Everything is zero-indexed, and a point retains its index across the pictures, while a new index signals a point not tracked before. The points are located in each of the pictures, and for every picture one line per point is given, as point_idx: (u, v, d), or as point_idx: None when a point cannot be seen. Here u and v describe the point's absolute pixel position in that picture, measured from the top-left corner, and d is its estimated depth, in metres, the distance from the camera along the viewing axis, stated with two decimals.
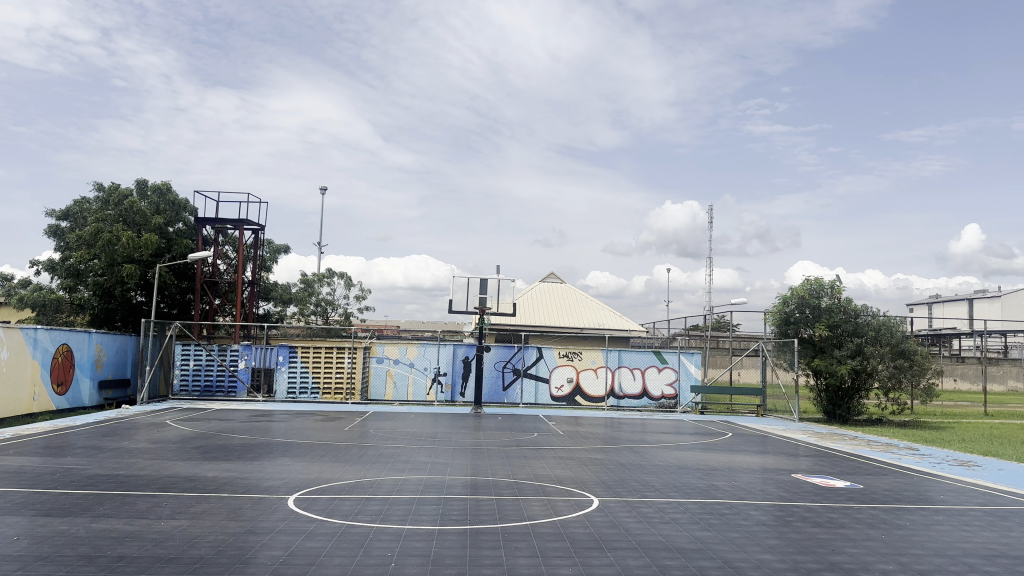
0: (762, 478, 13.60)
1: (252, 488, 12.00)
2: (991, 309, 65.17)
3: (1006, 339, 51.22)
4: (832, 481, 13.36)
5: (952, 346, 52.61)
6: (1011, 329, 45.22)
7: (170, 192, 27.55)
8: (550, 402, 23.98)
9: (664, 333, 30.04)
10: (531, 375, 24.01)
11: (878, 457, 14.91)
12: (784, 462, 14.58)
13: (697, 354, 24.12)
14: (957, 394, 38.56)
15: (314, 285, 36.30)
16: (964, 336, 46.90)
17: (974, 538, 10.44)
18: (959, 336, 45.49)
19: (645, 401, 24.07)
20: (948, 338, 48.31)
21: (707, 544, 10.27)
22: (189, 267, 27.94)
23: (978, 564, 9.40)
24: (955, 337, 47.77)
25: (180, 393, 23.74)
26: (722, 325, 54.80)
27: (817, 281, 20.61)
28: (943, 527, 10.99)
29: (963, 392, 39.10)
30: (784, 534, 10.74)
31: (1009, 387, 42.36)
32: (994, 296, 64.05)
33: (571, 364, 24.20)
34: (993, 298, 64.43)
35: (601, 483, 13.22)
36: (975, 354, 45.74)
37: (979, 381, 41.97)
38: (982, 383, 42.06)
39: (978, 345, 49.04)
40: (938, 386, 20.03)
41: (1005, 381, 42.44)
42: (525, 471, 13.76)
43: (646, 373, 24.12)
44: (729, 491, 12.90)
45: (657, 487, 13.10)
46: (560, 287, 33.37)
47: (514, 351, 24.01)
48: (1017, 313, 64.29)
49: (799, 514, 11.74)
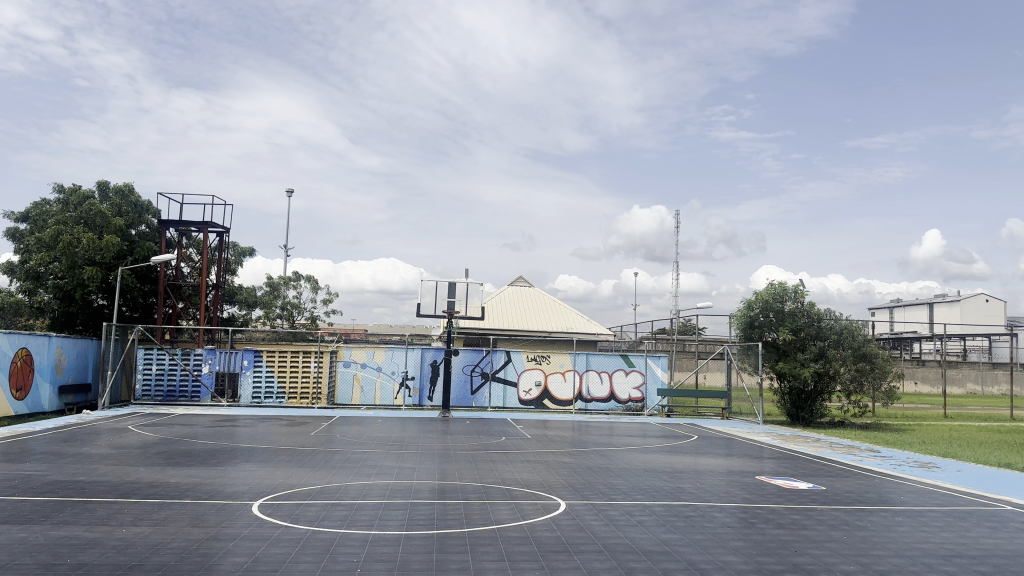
0: (727, 481, 13.75)
1: (215, 494, 11.86)
2: (951, 313, 66.68)
3: (965, 343, 52.37)
4: (795, 482, 13.54)
5: (912, 349, 53.67)
6: (969, 333, 46.26)
7: (133, 193, 27.20)
8: (518, 405, 24.00)
9: (632, 336, 30.29)
10: (500, 379, 24.02)
11: (840, 458, 15.15)
12: (748, 464, 14.76)
13: (664, 358, 24.28)
14: (917, 396, 39.46)
15: (280, 289, 35.97)
16: (923, 340, 47.89)
17: (933, 539, 10.64)
18: (919, 339, 46.45)
19: (613, 404, 24.20)
20: (909, 341, 49.26)
21: (671, 546, 10.36)
22: (152, 270, 27.57)
23: (937, 564, 9.59)
24: (916, 340, 48.73)
25: (143, 398, 23.39)
26: (690, 328, 55.34)
27: (781, 285, 20.85)
28: (903, 528, 11.19)
29: (923, 395, 39.93)
30: (748, 536, 10.87)
31: (969, 389, 43.32)
32: (954, 300, 65.50)
33: (539, 368, 24.26)
34: (952, 301, 65.83)
35: (568, 486, 13.26)
36: (936, 356, 46.68)
37: (939, 384, 42.85)
38: (942, 386, 42.95)
39: (937, 348, 50.14)
40: (898, 389, 20.43)
41: (965, 384, 43.39)
42: (492, 475, 13.75)
43: (614, 377, 24.22)
44: (694, 493, 13.02)
45: (623, 490, 13.17)
46: (528, 291, 33.49)
47: (482, 355, 24.00)
48: (976, 317, 65.81)
49: (763, 516, 11.88)
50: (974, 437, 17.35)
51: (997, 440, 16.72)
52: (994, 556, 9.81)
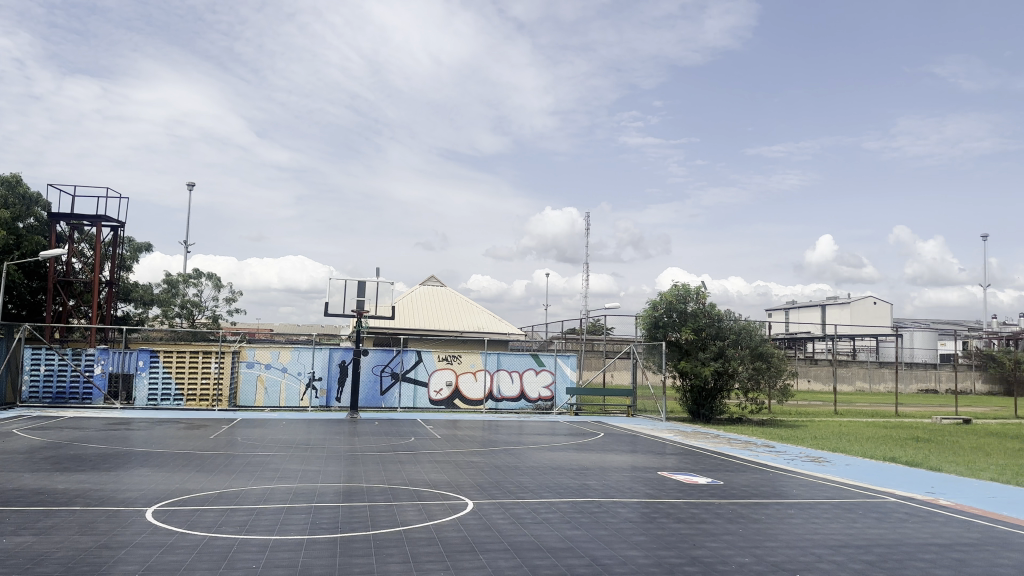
0: (631, 477, 14.11)
1: (107, 501, 11.32)
2: (841, 315, 70.54)
3: (853, 343, 55.49)
4: (695, 477, 14.04)
5: (806, 349, 56.34)
6: (857, 334, 49.06)
7: (20, 184, 25.63)
8: (428, 405, 23.90)
9: (541, 336, 30.77)
10: (410, 379, 23.86)
11: (738, 453, 15.80)
12: (652, 461, 15.19)
13: (573, 357, 24.69)
14: (809, 394, 41.42)
15: (179, 286, 34.62)
16: (816, 340, 50.47)
17: (822, 530, 11.23)
18: (812, 340, 48.83)
19: (523, 403, 24.43)
20: (802, 342, 51.82)
21: (576, 542, 10.56)
22: (41, 265, 26.03)
23: (825, 554, 10.12)
24: (809, 341, 51.31)
25: (30, 400, 22.09)
26: (599, 328, 56.46)
27: (684, 286, 21.52)
28: (795, 520, 11.76)
29: (815, 393, 42.10)
30: (649, 530, 11.20)
31: (857, 387, 45.90)
32: (844, 302, 69.25)
33: (449, 368, 24.19)
34: (843, 304, 69.58)
35: (476, 486, 13.32)
36: (827, 355, 49.29)
37: (830, 382, 45.25)
38: (832, 384, 45.38)
39: (827, 348, 52.93)
40: (791, 386, 21.42)
41: (853, 382, 45.97)
42: (400, 476, 13.67)
43: (524, 376, 24.48)
44: (599, 490, 13.30)
45: (530, 488, 13.33)
46: (439, 289, 33.46)
47: (392, 355, 23.74)
48: (864, 318, 69.84)
49: (665, 510, 12.26)
50: (860, 431, 18.39)
51: (882, 435, 17.79)
52: (877, 546, 10.43)
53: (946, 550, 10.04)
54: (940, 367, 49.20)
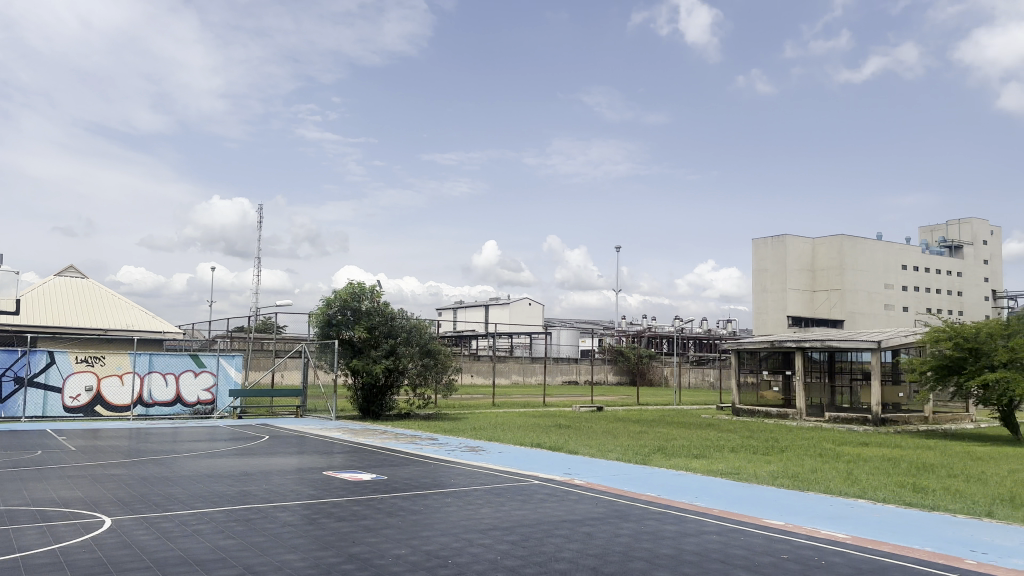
0: (295, 479, 13.73)
1: None
2: (502, 315, 76.62)
3: (511, 340, 60.58)
4: (360, 474, 14.14)
5: (473, 346, 60.01)
6: (514, 332, 53.71)
7: None
8: (62, 414, 20.95)
9: (200, 335, 28.74)
10: (37, 384, 20.64)
11: (403, 448, 16.29)
12: (318, 461, 14.96)
13: (238, 357, 23.51)
14: (470, 389, 44.22)
15: None
16: (478, 337, 54.19)
17: (474, 515, 11.98)
18: (476, 337, 52.22)
19: (179, 408, 22.69)
20: (466, 340, 55.21)
21: (228, 553, 9.89)
22: None
23: (475, 538, 10.74)
24: (473, 338, 54.87)
25: None
26: (267, 326, 54.15)
27: (359, 285, 21.60)
28: (451, 508, 12.40)
29: (475, 387, 45.19)
30: (309, 532, 10.95)
31: (513, 379, 50.22)
32: (505, 303, 75.14)
33: (90, 371, 21.45)
34: (504, 304, 75.49)
35: (115, 501, 11.90)
36: (488, 352, 53.16)
37: (489, 376, 48.83)
38: (491, 378, 49.04)
39: (489, 345, 57.07)
40: (456, 381, 22.65)
41: (510, 375, 50.21)
42: (17, 496, 11.67)
43: (181, 379, 22.65)
44: (260, 495, 12.73)
45: (181, 499, 12.28)
46: (79, 283, 29.49)
47: (15, 356, 20.26)
48: (523, 317, 76.78)
49: (327, 510, 12.11)
50: (511, 420, 20.19)
51: (529, 424, 19.71)
52: (521, 525, 11.35)
53: (578, 525, 10.96)
54: (580, 363, 55.76)
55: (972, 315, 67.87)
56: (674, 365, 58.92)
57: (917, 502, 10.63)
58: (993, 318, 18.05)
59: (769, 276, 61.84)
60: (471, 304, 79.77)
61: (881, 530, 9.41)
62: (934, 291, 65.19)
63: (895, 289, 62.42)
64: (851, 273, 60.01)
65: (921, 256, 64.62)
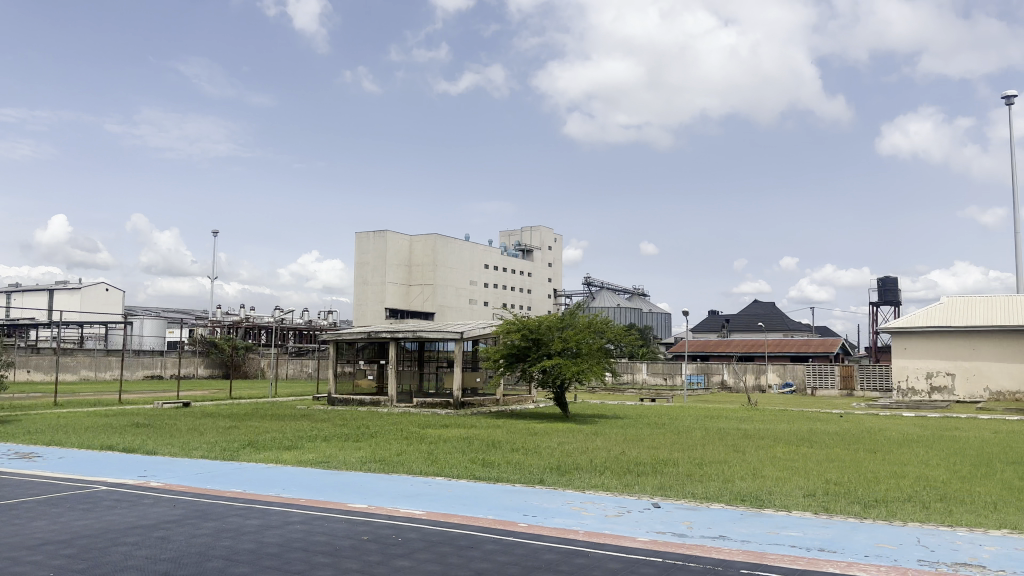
0: None
1: None
2: (72, 301, 66.07)
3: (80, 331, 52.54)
4: None
5: (29, 336, 50.57)
6: (84, 321, 46.76)
7: None
8: None
9: None
10: None
11: None
12: None
13: None
14: (17, 386, 37.17)
15: None
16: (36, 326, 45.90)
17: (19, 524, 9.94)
18: (31, 326, 44.12)
19: None
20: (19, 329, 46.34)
21: None
22: None
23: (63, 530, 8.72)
24: (28, 327, 46.28)
25: None
26: None
27: None
28: None
29: (29, 385, 38.17)
30: None
31: (81, 375, 43.60)
32: (74, 287, 64.69)
33: None
34: (74, 289, 65.12)
35: None
36: (50, 344, 45.38)
37: (50, 372, 41.69)
38: (53, 374, 41.93)
39: (51, 337, 48.76)
40: (4, 377, 18.95)
41: (78, 371, 43.53)
42: None
43: None
44: None
45: None
46: None
47: None
48: (99, 304, 67.31)
49: None
50: (77, 422, 17.64)
51: (99, 424, 17.44)
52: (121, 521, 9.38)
53: (187, 518, 9.24)
54: (165, 355, 50.88)
55: (538, 310, 79.20)
56: (271, 356, 57.32)
57: (486, 477, 10.22)
58: (553, 312, 20.84)
59: (370, 269, 64.59)
60: (28, 286, 67.30)
61: (451, 503, 8.51)
62: (511, 288, 74.44)
63: (478, 286, 69.68)
64: (442, 270, 65.33)
65: (501, 257, 73.22)
